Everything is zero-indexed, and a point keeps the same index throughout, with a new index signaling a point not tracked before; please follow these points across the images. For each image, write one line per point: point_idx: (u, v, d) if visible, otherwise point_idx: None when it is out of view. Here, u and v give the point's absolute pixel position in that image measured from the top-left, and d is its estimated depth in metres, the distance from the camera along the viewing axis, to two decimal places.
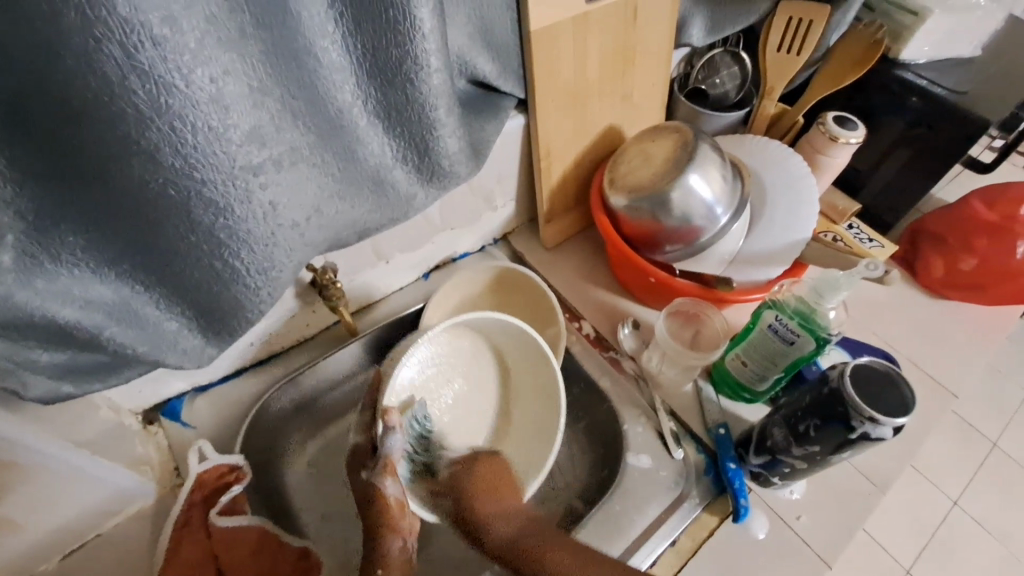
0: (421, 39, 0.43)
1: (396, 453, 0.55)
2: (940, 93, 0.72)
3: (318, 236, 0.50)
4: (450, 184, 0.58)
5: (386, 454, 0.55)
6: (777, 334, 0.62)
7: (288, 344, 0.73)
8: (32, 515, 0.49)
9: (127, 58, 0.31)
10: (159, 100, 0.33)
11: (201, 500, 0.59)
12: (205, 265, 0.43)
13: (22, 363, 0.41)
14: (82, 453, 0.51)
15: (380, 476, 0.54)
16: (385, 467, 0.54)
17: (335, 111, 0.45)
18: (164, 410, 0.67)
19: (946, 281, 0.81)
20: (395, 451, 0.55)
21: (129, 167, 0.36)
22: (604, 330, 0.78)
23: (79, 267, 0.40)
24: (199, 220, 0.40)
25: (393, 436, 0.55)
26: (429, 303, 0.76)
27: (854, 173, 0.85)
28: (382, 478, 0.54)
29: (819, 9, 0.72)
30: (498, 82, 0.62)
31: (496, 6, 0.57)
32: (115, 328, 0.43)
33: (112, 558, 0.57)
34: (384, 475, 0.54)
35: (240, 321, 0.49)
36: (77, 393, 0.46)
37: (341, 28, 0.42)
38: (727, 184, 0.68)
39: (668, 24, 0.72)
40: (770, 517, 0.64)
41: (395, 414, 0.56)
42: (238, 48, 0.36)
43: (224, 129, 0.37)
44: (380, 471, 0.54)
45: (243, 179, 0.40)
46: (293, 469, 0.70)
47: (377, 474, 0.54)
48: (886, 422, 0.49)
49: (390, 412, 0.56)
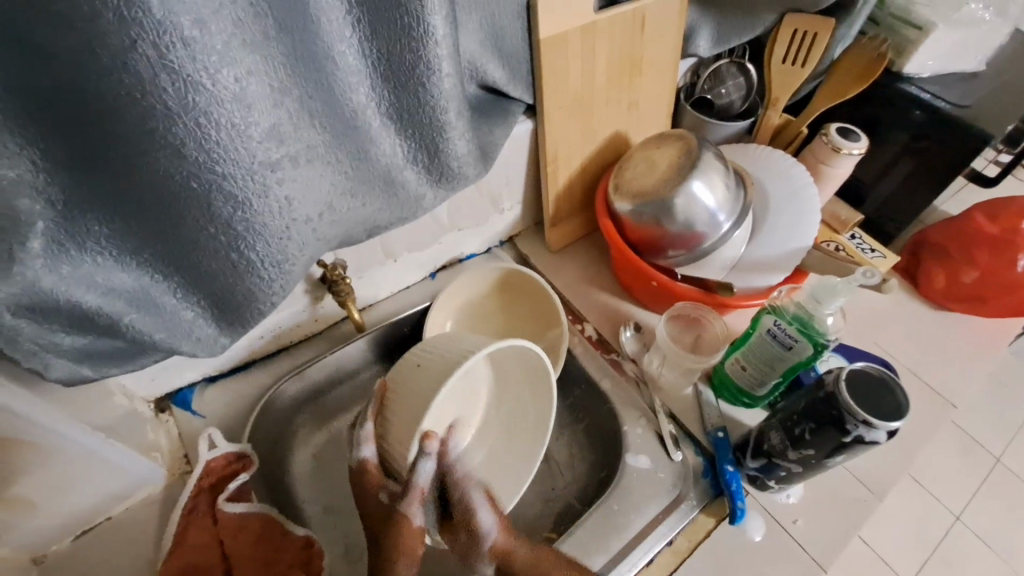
0: (434, 45, 0.45)
1: (427, 480, 0.53)
2: (943, 106, 0.73)
3: (330, 232, 0.51)
4: (458, 185, 0.59)
5: (418, 480, 0.53)
6: (775, 338, 0.63)
7: (296, 338, 0.75)
8: (40, 495, 0.50)
9: (159, 57, 0.33)
10: (186, 96, 0.35)
11: (208, 487, 0.61)
12: (223, 256, 0.45)
13: (45, 345, 0.42)
14: (97, 437, 0.52)
15: (409, 505, 0.52)
16: (415, 494, 0.53)
17: (350, 112, 0.47)
18: (175, 399, 0.68)
19: (948, 292, 0.82)
20: (425, 480, 0.53)
21: (155, 161, 0.38)
22: (606, 333, 0.80)
23: (103, 255, 0.42)
24: (219, 212, 0.42)
25: (426, 462, 0.53)
26: (434, 303, 0.78)
27: (858, 184, 0.86)
28: (410, 507, 0.52)
29: (824, 21, 0.73)
30: (507, 87, 0.64)
31: (508, 15, 0.59)
32: (134, 314, 0.45)
33: (119, 542, 0.59)
34: (412, 504, 0.53)
35: (253, 312, 0.50)
36: (96, 376, 0.48)
37: (358, 33, 0.44)
38: (729, 191, 0.69)
39: (675, 34, 0.74)
40: (766, 519, 0.65)
41: (434, 441, 0.53)
42: (261, 50, 0.38)
43: (246, 126, 0.39)
44: (411, 500, 0.53)
45: (262, 175, 0.42)
46: (298, 461, 0.72)
47: (404, 501, 0.53)
48: (879, 426, 0.50)
49: (430, 438, 0.53)
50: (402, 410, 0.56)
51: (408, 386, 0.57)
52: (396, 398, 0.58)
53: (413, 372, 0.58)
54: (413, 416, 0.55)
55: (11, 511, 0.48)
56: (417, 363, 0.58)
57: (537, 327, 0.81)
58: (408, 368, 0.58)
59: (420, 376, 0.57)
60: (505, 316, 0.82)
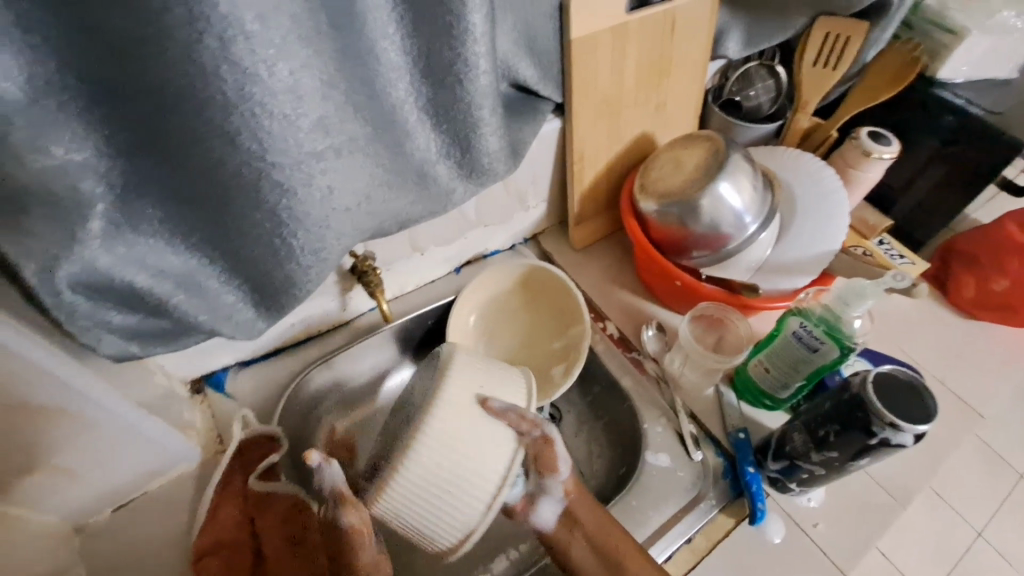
0: (473, 43, 0.47)
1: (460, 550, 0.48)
2: (976, 113, 0.72)
3: (365, 222, 0.53)
4: (488, 180, 0.61)
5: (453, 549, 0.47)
6: (801, 341, 0.63)
7: (325, 327, 0.77)
8: (84, 466, 0.52)
9: (222, 50, 0.35)
10: (244, 88, 0.37)
11: (240, 467, 0.64)
12: (266, 242, 0.47)
13: (99, 322, 0.45)
14: (139, 413, 0.55)
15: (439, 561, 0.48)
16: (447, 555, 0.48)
17: (389, 106, 0.48)
18: (210, 381, 0.71)
19: (977, 301, 0.80)
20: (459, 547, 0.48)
21: (210, 148, 0.40)
22: (628, 331, 0.80)
23: (155, 237, 0.44)
24: (265, 200, 0.43)
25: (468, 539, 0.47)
26: (459, 297, 0.79)
27: (888, 189, 0.85)
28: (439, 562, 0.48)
29: (858, 26, 0.72)
30: (538, 86, 0.65)
31: (542, 16, 0.60)
32: (180, 297, 0.47)
33: (153, 518, 0.61)
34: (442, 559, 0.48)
35: (289, 297, 0.52)
36: (142, 355, 0.50)
37: (401, 30, 0.46)
38: (757, 193, 0.69)
39: (705, 36, 0.74)
40: (786, 522, 0.64)
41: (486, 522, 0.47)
42: (314, 45, 0.40)
43: (297, 117, 0.40)
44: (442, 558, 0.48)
45: (307, 164, 0.43)
46: (322, 446, 0.74)
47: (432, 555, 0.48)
48: (906, 429, 0.49)
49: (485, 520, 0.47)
50: (456, 472, 0.46)
51: (464, 438, 0.47)
52: (439, 446, 0.46)
53: (465, 422, 0.47)
54: (473, 481, 0.47)
55: (57, 478, 0.51)
56: (467, 402, 0.48)
57: (559, 324, 0.81)
58: (455, 414, 0.47)
59: (475, 428, 0.48)
60: (526, 312, 0.83)
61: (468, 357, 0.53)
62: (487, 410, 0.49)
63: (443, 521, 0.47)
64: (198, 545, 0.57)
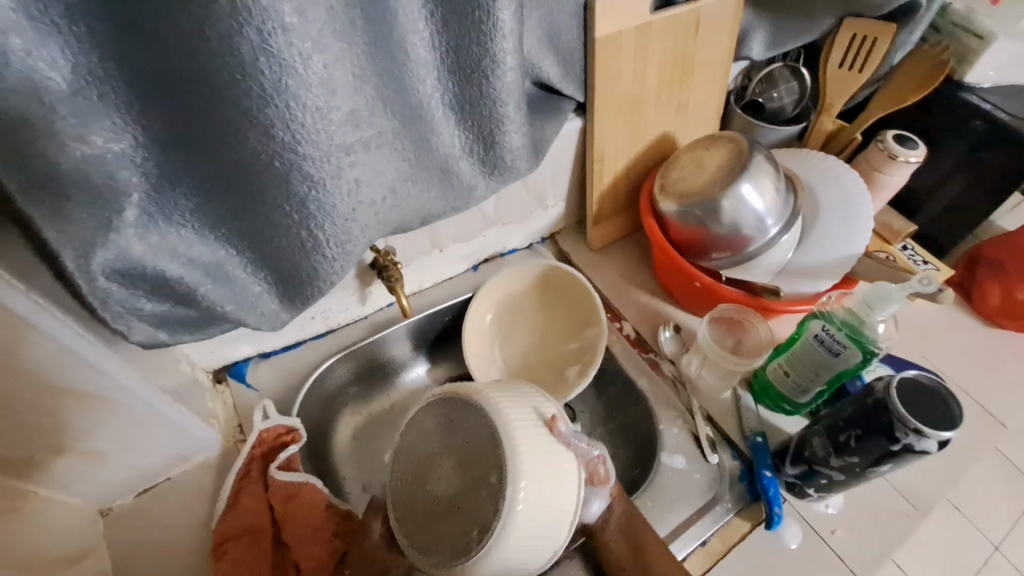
0: (501, 39, 0.47)
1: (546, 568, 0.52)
2: (1005, 117, 0.70)
3: (389, 216, 0.54)
4: (509, 178, 0.61)
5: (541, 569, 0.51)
6: (823, 344, 0.62)
7: (344, 321, 0.77)
8: (111, 450, 0.54)
9: (261, 42, 0.35)
10: (280, 81, 0.37)
11: (260, 456, 0.64)
12: (293, 234, 0.47)
13: (130, 309, 0.46)
14: (164, 400, 0.56)
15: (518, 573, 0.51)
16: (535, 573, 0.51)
17: (417, 101, 0.49)
18: (231, 371, 0.72)
19: (1002, 308, 0.79)
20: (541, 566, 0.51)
21: (244, 139, 0.40)
22: (645, 332, 0.80)
23: (186, 227, 0.45)
24: (294, 192, 0.44)
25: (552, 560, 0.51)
26: (476, 294, 0.79)
27: (912, 194, 0.84)
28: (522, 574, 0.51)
29: (886, 27, 0.71)
30: (561, 84, 0.65)
31: (567, 14, 0.60)
32: (208, 286, 0.48)
33: (176, 501, 0.62)
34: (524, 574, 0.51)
35: (313, 289, 0.53)
36: (170, 342, 0.51)
37: (431, 26, 0.46)
38: (779, 196, 0.68)
39: (730, 36, 0.74)
40: (803, 528, 0.64)
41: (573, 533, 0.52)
42: (347, 39, 0.41)
43: (328, 110, 0.41)
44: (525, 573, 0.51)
45: (337, 157, 0.44)
46: (339, 438, 0.75)
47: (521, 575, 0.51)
48: (931, 435, 0.49)
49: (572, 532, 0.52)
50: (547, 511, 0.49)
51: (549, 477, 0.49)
52: (536, 496, 0.48)
53: (545, 468, 0.49)
54: (561, 510, 0.50)
55: (83, 461, 0.52)
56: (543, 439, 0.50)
57: (576, 324, 0.81)
58: (535, 464, 0.49)
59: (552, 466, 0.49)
60: (544, 310, 0.83)
61: (499, 394, 0.52)
62: (557, 442, 0.50)
63: (540, 556, 0.50)
64: (220, 531, 0.59)
